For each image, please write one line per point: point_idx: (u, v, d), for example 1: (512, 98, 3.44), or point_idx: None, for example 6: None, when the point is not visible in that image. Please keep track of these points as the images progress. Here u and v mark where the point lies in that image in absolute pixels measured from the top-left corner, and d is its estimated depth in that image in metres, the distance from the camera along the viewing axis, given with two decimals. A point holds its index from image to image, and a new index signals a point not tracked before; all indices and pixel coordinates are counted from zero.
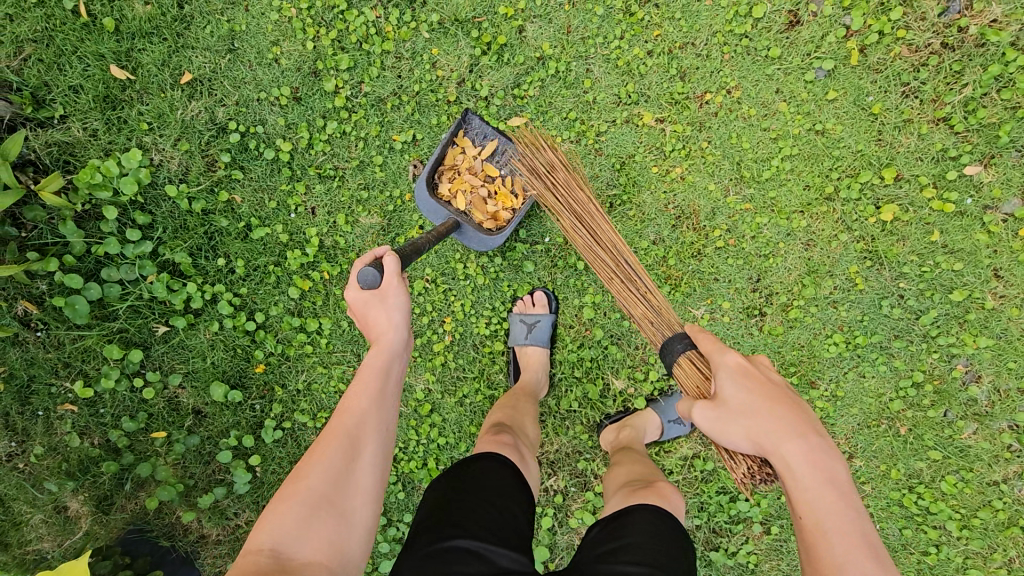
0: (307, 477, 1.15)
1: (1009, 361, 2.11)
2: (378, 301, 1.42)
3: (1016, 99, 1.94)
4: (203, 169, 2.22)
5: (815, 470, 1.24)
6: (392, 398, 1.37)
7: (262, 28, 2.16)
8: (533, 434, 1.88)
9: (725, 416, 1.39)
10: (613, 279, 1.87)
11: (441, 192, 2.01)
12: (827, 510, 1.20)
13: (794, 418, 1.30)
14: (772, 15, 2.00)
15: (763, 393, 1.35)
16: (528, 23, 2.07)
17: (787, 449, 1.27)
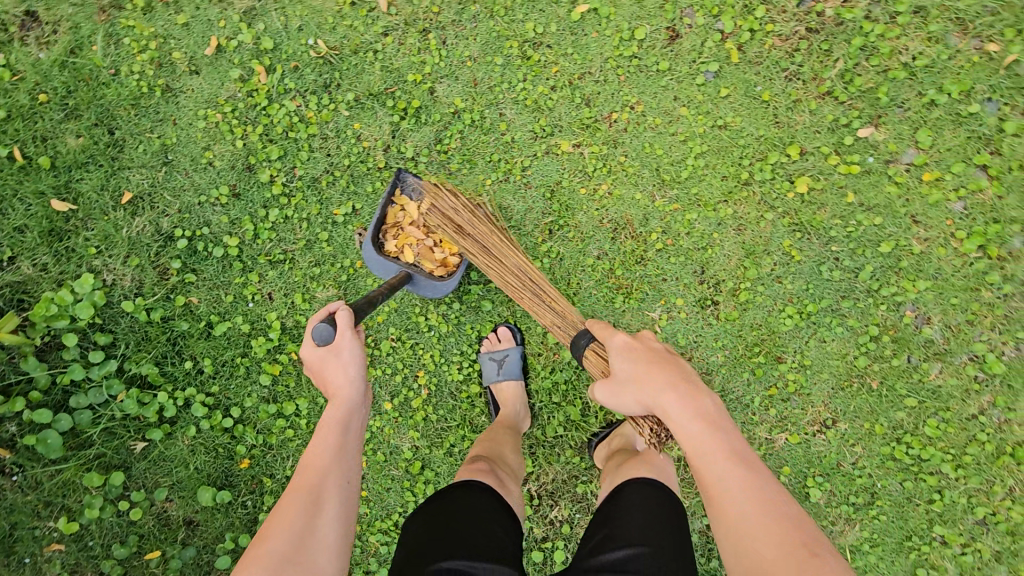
0: (269, 540, 1.18)
1: (952, 298, 2.22)
2: (333, 357, 1.48)
3: (884, 63, 2.12)
4: (156, 279, 2.27)
5: (686, 408, 1.37)
6: (352, 452, 1.44)
7: (191, 136, 2.27)
8: (516, 460, 1.93)
9: (616, 387, 1.57)
10: (523, 296, 2.02)
11: (388, 249, 2.06)
12: (703, 444, 1.31)
13: (667, 372, 1.45)
14: (653, 34, 2.17)
15: (641, 359, 1.52)
16: (438, 84, 2.20)
17: (664, 401, 1.40)
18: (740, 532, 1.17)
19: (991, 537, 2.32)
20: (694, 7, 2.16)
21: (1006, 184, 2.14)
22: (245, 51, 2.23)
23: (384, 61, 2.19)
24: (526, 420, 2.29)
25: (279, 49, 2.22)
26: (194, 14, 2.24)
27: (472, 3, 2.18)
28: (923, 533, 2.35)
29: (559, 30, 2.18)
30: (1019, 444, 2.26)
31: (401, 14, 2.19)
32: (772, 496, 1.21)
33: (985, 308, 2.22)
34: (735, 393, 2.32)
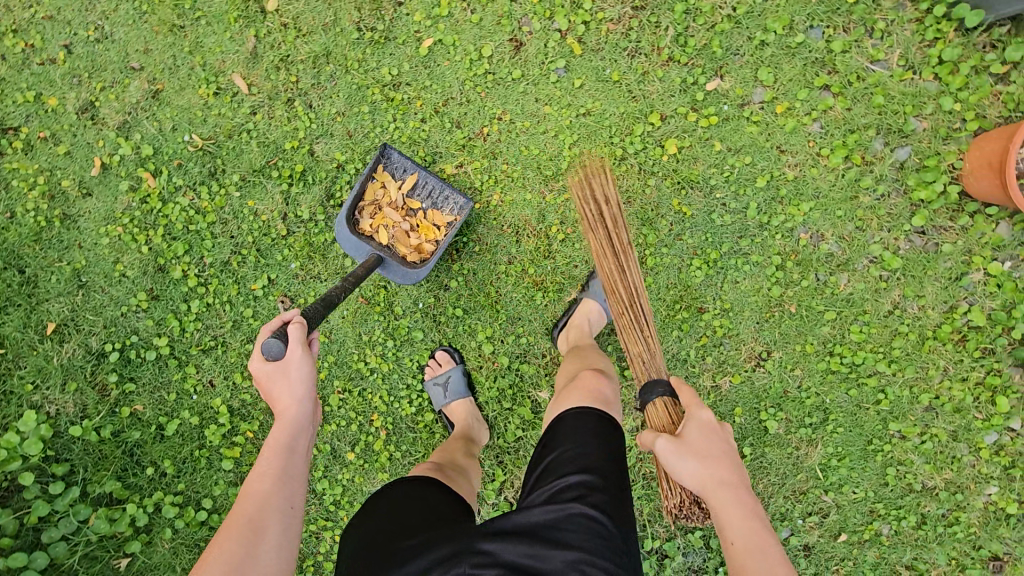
0: (208, 567, 1.25)
1: (836, 212, 2.38)
2: (281, 374, 1.53)
3: (710, 20, 2.28)
4: (98, 397, 2.32)
5: (744, 512, 1.45)
6: (298, 470, 1.50)
7: (99, 254, 2.34)
8: (468, 465, 2.14)
9: (683, 450, 1.58)
10: (622, 315, 2.00)
11: (363, 227, 2.18)
12: (753, 542, 1.40)
13: (734, 471, 1.52)
14: (499, 48, 2.30)
15: (718, 445, 1.57)
16: (315, 144, 2.28)
17: (723, 495, 1.49)
18: None
19: (940, 419, 2.47)
20: (528, 14, 2.30)
21: (850, 97, 2.31)
22: (129, 162, 2.29)
23: (260, 138, 2.25)
24: (484, 429, 2.39)
25: (160, 153, 2.28)
26: (72, 141, 2.30)
27: (325, 63, 2.25)
28: (882, 433, 2.50)
29: (413, 66, 2.29)
30: (937, 326, 2.41)
31: (263, 90, 2.23)
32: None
33: (869, 213, 2.38)
34: (670, 351, 2.43)
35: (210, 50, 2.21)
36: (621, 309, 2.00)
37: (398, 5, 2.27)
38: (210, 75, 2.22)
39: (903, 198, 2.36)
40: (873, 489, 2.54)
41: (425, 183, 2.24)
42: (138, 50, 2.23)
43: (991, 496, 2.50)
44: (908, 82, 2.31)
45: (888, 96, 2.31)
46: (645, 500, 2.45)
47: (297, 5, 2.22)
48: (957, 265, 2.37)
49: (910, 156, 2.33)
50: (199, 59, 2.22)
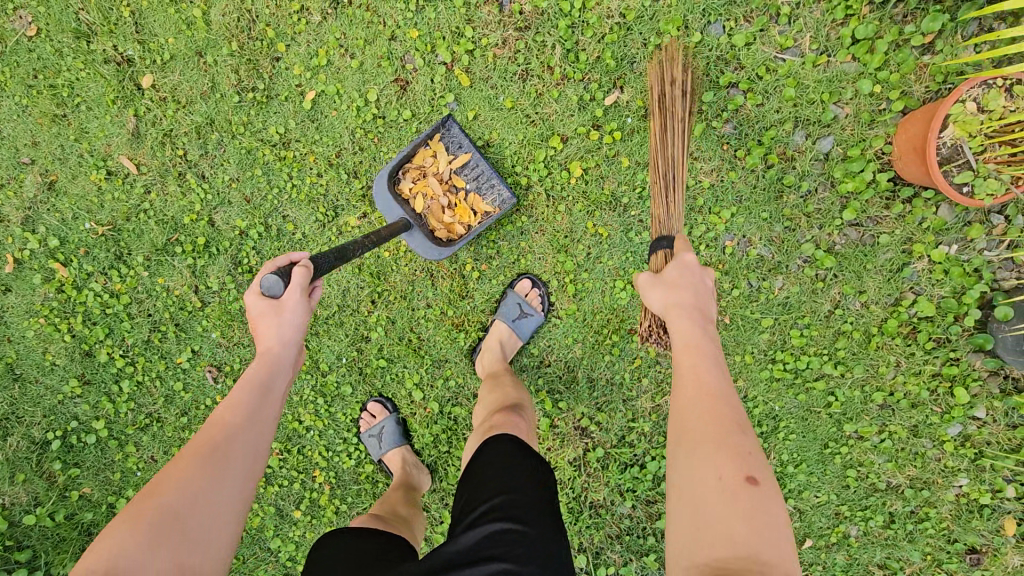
0: (162, 494, 1.16)
1: (761, 214, 2.23)
2: (274, 312, 1.46)
3: (600, 30, 2.14)
4: (48, 484, 2.38)
5: (693, 325, 1.57)
6: (271, 411, 1.42)
7: (28, 346, 2.37)
8: (410, 513, 2.01)
9: (654, 282, 1.74)
10: (655, 182, 2.03)
11: (403, 189, 2.14)
12: (695, 343, 1.52)
13: (697, 298, 1.64)
14: (384, 91, 2.21)
15: (691, 282, 1.68)
16: (214, 214, 2.25)
17: (679, 315, 1.61)
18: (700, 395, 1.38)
19: (898, 416, 2.33)
20: (410, 51, 2.19)
21: (760, 92, 2.15)
22: (39, 255, 2.30)
23: (158, 215, 2.24)
24: (425, 473, 2.35)
25: (67, 242, 2.29)
26: None
27: (210, 132, 2.21)
28: (837, 435, 2.37)
29: (299, 122, 2.22)
30: (883, 321, 2.26)
31: (153, 168, 2.21)
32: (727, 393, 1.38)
33: (796, 211, 2.23)
34: (603, 376, 2.35)
35: (95, 135, 2.19)
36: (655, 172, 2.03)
37: (275, 61, 2.19)
38: (99, 161, 2.21)
39: (831, 191, 2.20)
40: (835, 492, 2.41)
41: (475, 166, 2.20)
42: (27, 144, 2.22)
43: (963, 488, 2.34)
44: (824, 67, 2.13)
45: (801, 86, 2.14)
46: (595, 530, 2.38)
47: (172, 77, 2.17)
48: (897, 255, 2.21)
49: (834, 146, 2.17)
50: (87, 145, 2.20)
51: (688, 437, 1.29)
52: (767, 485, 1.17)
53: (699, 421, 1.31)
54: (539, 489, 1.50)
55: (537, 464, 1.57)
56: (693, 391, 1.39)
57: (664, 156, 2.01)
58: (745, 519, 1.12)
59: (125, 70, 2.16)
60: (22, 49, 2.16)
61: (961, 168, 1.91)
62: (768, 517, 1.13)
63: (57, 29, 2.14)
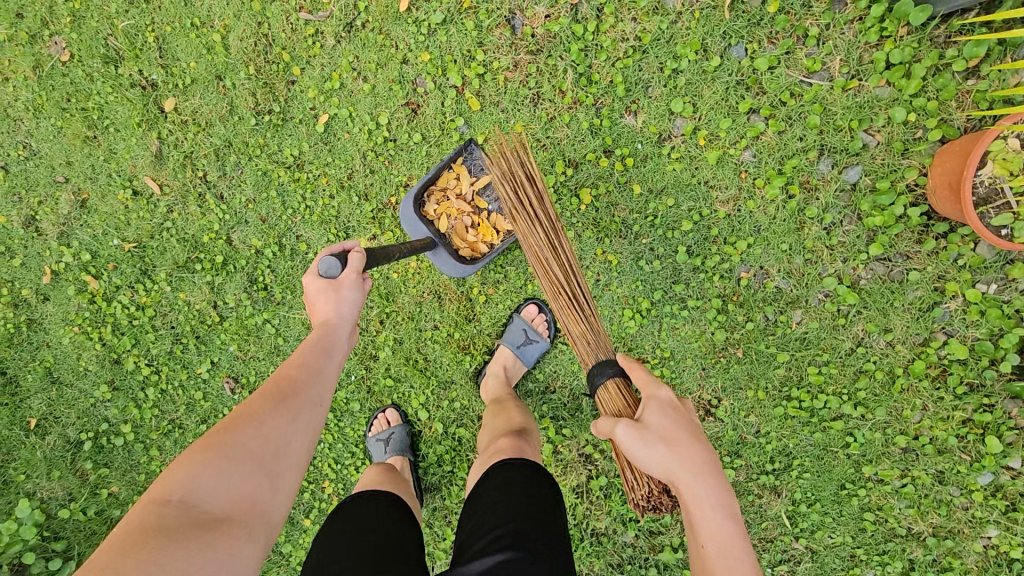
0: (234, 434, 1.18)
1: (780, 245, 2.12)
2: (332, 290, 1.48)
3: (614, 54, 2.07)
4: (81, 481, 2.55)
5: (714, 510, 1.34)
6: (332, 372, 1.44)
7: (64, 352, 2.53)
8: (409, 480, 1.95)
9: (647, 438, 1.44)
10: (558, 296, 1.82)
11: (428, 211, 2.11)
12: (725, 543, 1.31)
13: (705, 454, 1.41)
14: (395, 114, 2.21)
15: (687, 432, 1.45)
16: (232, 233, 2.32)
17: (695, 490, 1.36)
18: None
19: (923, 461, 2.18)
20: (422, 74, 2.18)
21: (783, 118, 2.04)
22: (74, 267, 2.44)
23: (180, 234, 2.33)
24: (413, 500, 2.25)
25: (98, 256, 2.41)
26: (25, 253, 2.48)
27: (228, 153, 2.27)
28: (856, 477, 2.23)
29: (313, 145, 2.25)
30: (910, 362, 2.13)
31: (175, 188, 2.30)
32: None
33: (819, 243, 2.11)
34: None
35: (122, 156, 2.29)
36: (557, 289, 1.81)
37: (290, 84, 2.23)
38: (126, 181, 2.31)
39: (857, 224, 2.08)
40: (851, 534, 2.24)
41: None
42: (62, 163, 2.34)
43: (991, 540, 2.15)
44: (855, 91, 1.99)
45: (827, 112, 2.01)
46: (595, 558, 2.36)
47: (193, 100, 2.24)
48: (927, 293, 2.07)
49: (862, 176, 2.03)
50: (115, 166, 2.30)
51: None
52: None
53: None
54: (547, 514, 1.46)
55: (547, 489, 1.54)
56: None
57: (561, 269, 1.80)
58: None
59: (149, 94, 2.24)
60: (57, 74, 2.27)
61: (998, 211, 1.77)
62: None
63: (88, 54, 2.24)
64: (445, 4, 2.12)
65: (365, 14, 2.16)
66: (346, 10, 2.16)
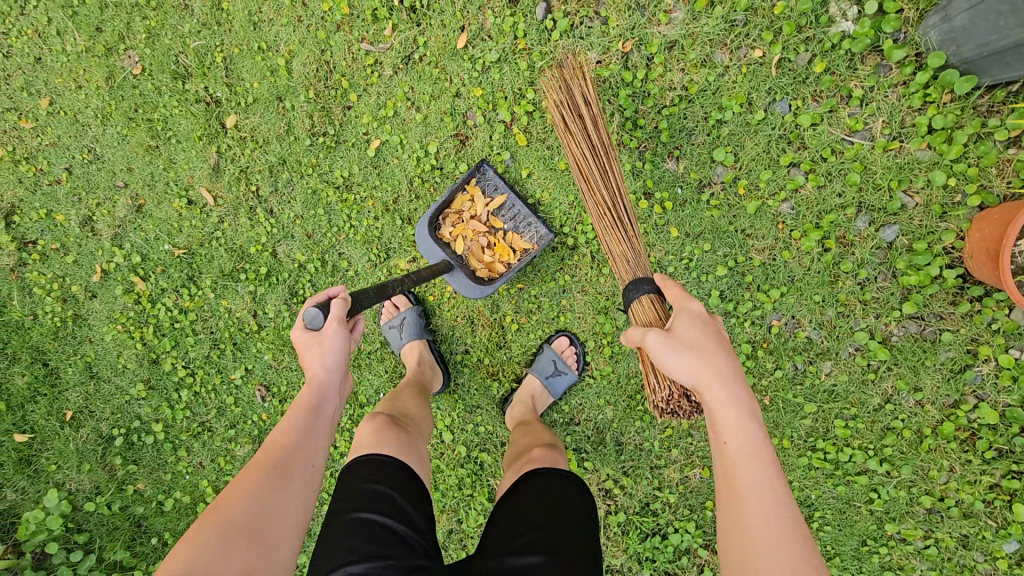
0: (231, 508, 1.27)
1: (813, 297, 2.15)
2: (317, 343, 1.58)
3: (660, 101, 2.13)
4: (109, 476, 2.61)
5: (735, 406, 1.33)
6: (320, 432, 1.54)
7: (105, 348, 2.62)
8: (420, 412, 1.99)
9: (672, 343, 1.50)
10: (603, 216, 2.03)
11: (443, 233, 2.21)
12: (746, 438, 1.28)
13: (730, 361, 1.43)
14: (444, 144, 2.30)
15: (713, 341, 1.48)
16: (278, 246, 2.41)
17: (718, 392, 1.37)
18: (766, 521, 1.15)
19: (947, 524, 2.16)
20: (473, 107, 2.27)
21: (823, 174, 2.08)
22: (123, 268, 2.54)
23: (228, 244, 2.42)
24: (437, 377, 2.31)
25: (147, 259, 2.51)
26: (79, 251, 2.58)
27: (281, 171, 2.36)
28: (877, 534, 2.22)
29: (363, 168, 2.34)
30: (938, 422, 2.13)
31: (227, 201, 2.39)
32: (786, 505, 1.18)
33: (852, 298, 2.13)
34: (633, 442, 2.34)
35: (181, 167, 2.40)
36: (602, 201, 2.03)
37: (346, 109, 2.33)
38: (182, 190, 2.41)
39: (892, 281, 2.10)
40: None
41: (512, 207, 2.25)
42: (123, 169, 2.46)
43: None
44: (895, 153, 2.03)
45: (868, 171, 2.05)
46: None
47: (253, 118, 2.35)
48: (960, 355, 2.07)
49: (899, 235, 2.06)
50: (173, 175, 2.41)
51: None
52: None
53: (774, 569, 1.08)
54: (578, 522, 1.49)
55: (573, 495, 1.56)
56: (760, 522, 1.15)
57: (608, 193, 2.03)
58: None
59: (212, 110, 2.35)
60: (127, 85, 2.40)
61: None
62: None
63: (159, 69, 2.36)
64: (500, 45, 2.20)
65: (423, 48, 2.26)
66: (406, 44, 2.26)
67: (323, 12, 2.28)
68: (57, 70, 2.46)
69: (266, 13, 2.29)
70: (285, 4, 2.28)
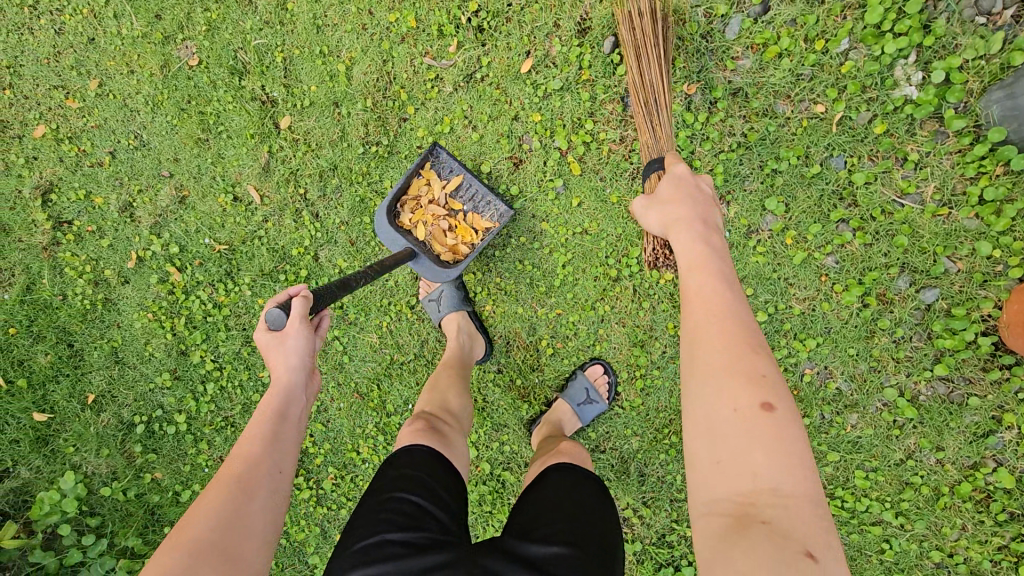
0: (201, 519, 1.35)
1: (848, 350, 2.19)
2: (279, 346, 1.67)
3: (719, 145, 2.15)
4: (126, 462, 2.59)
5: (697, 246, 1.60)
6: (286, 437, 1.62)
7: (133, 335, 2.60)
8: (459, 403, 2.04)
9: (653, 203, 1.81)
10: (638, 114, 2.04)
11: (403, 220, 2.22)
12: (698, 261, 1.57)
13: (695, 209, 1.70)
14: (498, 165, 2.31)
15: (688, 194, 1.77)
16: (320, 250, 2.40)
17: (680, 232, 1.67)
18: (707, 313, 1.42)
19: None
20: (530, 132, 2.28)
21: (871, 232, 2.12)
22: (160, 257, 2.53)
23: (270, 243, 2.41)
24: (479, 346, 2.33)
25: (185, 250, 2.50)
26: (115, 235, 2.56)
27: (331, 176, 2.36)
28: None
29: None
30: (956, 482, 2.18)
31: (274, 201, 2.38)
32: (726, 299, 1.44)
33: (886, 354, 2.18)
34: (656, 474, 2.37)
35: (229, 162, 2.38)
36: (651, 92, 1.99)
37: (402, 121, 2.33)
38: (228, 186, 2.40)
39: (926, 342, 2.14)
40: None
41: (469, 187, 2.27)
42: (169, 159, 2.44)
43: None
44: (943, 218, 2.07)
45: (915, 234, 2.09)
46: None
47: (308, 122, 2.34)
48: (985, 420, 2.13)
49: (938, 298, 2.11)
50: (220, 170, 2.40)
51: (702, 371, 1.33)
52: (788, 412, 1.19)
53: (706, 352, 1.35)
54: (603, 519, 1.50)
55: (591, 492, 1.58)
56: (703, 316, 1.42)
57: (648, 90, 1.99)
58: (767, 454, 1.13)
59: (268, 109, 2.34)
60: (182, 75, 2.38)
61: None
62: (789, 447, 1.15)
63: (216, 62, 2.34)
64: (564, 73, 2.22)
65: (486, 69, 2.27)
66: (470, 62, 2.27)
67: (389, 22, 2.28)
68: (110, 53, 2.44)
69: (331, 18, 2.29)
70: (351, 11, 2.28)
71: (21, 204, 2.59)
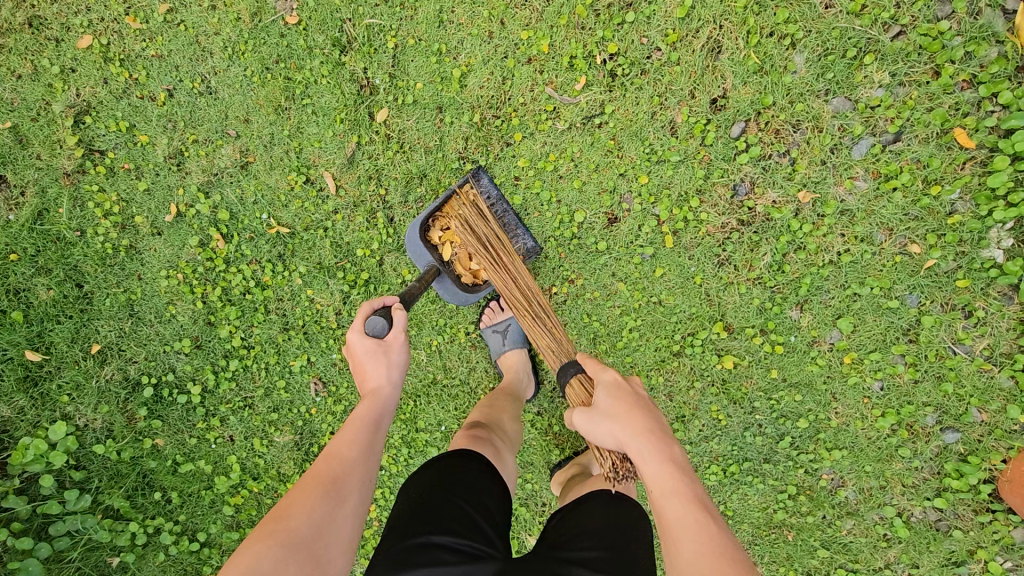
0: (292, 519, 1.14)
1: (866, 466, 2.33)
2: (381, 354, 1.48)
3: (811, 256, 2.20)
4: (125, 423, 2.40)
5: (660, 460, 1.29)
6: (380, 449, 1.40)
7: (155, 290, 2.37)
8: (514, 429, 1.98)
9: (595, 419, 1.49)
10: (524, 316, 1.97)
11: (432, 236, 2.08)
12: (666, 485, 1.25)
13: (651, 419, 1.39)
14: (592, 217, 2.24)
15: (634, 399, 1.45)
16: (386, 256, 2.26)
17: (638, 449, 1.34)
18: (698, 555, 1.12)
19: None
20: (633, 193, 2.22)
21: (921, 370, 2.23)
22: (204, 218, 2.31)
23: (335, 237, 2.26)
24: (531, 387, 2.30)
25: (236, 218, 2.30)
26: (155, 180, 2.31)
27: (418, 184, 2.22)
28: None
29: None
30: None
31: (350, 195, 2.24)
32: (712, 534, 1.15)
33: (896, 476, 2.31)
34: None
35: (310, 141, 2.22)
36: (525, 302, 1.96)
37: (505, 146, 2.21)
38: (303, 166, 2.23)
39: (935, 475, 2.28)
40: None
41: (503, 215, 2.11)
42: (238, 118, 2.24)
43: None
44: (985, 373, 2.18)
45: (959, 381, 2.20)
46: None
47: (405, 121, 2.20)
48: (960, 549, 2.27)
49: (957, 441, 2.25)
50: (295, 145, 2.23)
51: None
52: None
53: None
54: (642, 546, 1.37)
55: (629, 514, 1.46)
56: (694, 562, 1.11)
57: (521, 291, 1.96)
58: None
59: (364, 95, 2.19)
60: (274, 30, 2.18)
61: None
62: None
63: (317, 28, 2.16)
64: (684, 146, 2.17)
65: (607, 116, 2.18)
66: (592, 106, 2.17)
67: (519, 39, 2.15)
68: None
69: (458, 16, 2.14)
70: (482, 15, 2.13)
71: (47, 117, 2.27)
